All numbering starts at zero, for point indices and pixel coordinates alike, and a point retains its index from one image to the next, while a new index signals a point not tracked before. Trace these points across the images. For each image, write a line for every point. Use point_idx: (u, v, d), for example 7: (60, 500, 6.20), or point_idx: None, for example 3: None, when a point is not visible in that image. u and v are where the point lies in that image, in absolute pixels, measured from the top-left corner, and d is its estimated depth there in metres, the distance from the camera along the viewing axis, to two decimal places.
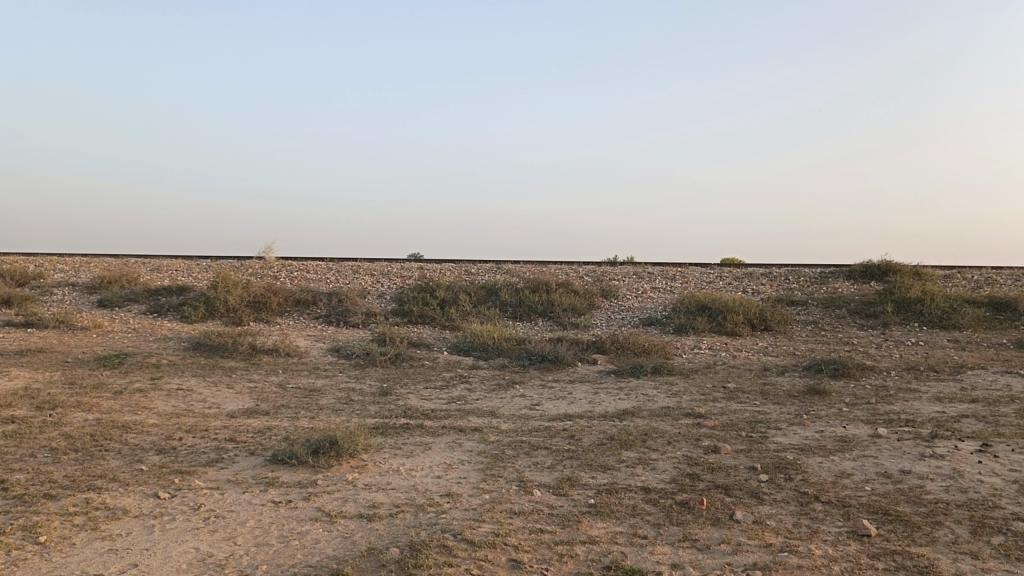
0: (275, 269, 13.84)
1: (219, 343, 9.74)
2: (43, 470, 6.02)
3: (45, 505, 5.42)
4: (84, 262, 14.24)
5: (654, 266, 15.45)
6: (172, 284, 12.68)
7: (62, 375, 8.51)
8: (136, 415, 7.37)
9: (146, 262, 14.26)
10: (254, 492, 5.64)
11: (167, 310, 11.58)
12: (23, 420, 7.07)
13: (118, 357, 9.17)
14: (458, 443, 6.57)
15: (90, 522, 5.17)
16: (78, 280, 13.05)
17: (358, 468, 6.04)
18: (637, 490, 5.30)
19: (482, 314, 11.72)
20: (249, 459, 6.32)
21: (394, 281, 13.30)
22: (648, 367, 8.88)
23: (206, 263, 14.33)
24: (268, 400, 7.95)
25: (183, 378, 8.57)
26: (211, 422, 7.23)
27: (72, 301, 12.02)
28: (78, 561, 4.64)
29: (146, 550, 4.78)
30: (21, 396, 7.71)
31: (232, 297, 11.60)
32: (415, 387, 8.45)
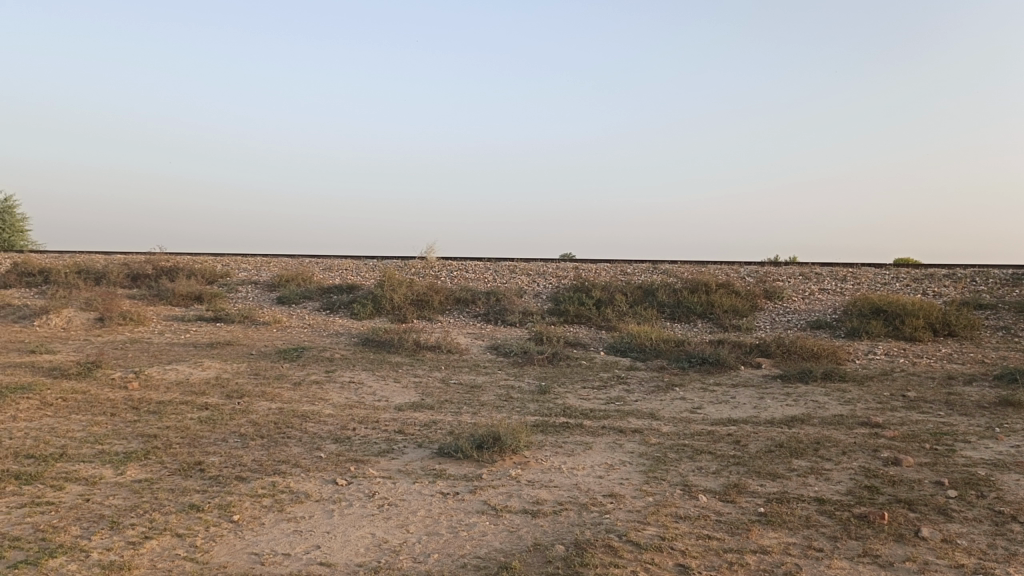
0: (436, 269, 14.32)
1: (386, 340, 10.20)
2: (235, 454, 6.53)
3: (237, 486, 5.89)
4: (264, 262, 15.31)
5: (821, 266, 14.75)
6: (342, 283, 13.41)
7: (248, 366, 9.19)
8: (313, 405, 7.85)
9: (318, 262, 15.16)
10: (423, 483, 5.87)
11: (338, 307, 12.25)
12: (216, 408, 7.70)
13: (296, 351, 9.79)
14: (619, 444, 6.55)
15: (277, 504, 5.55)
16: (259, 278, 14.06)
17: (521, 464, 6.14)
18: (810, 501, 5.09)
19: (640, 315, 11.62)
20: (417, 451, 6.58)
21: (551, 281, 13.44)
22: (817, 372, 8.49)
23: (372, 263, 15.03)
24: (432, 395, 8.24)
25: (354, 371, 9.05)
26: (381, 415, 7.59)
27: (255, 298, 12.96)
28: (267, 540, 5.00)
29: (327, 533, 5.08)
30: (213, 385, 8.41)
31: (397, 295, 12.10)
32: (573, 386, 8.49)
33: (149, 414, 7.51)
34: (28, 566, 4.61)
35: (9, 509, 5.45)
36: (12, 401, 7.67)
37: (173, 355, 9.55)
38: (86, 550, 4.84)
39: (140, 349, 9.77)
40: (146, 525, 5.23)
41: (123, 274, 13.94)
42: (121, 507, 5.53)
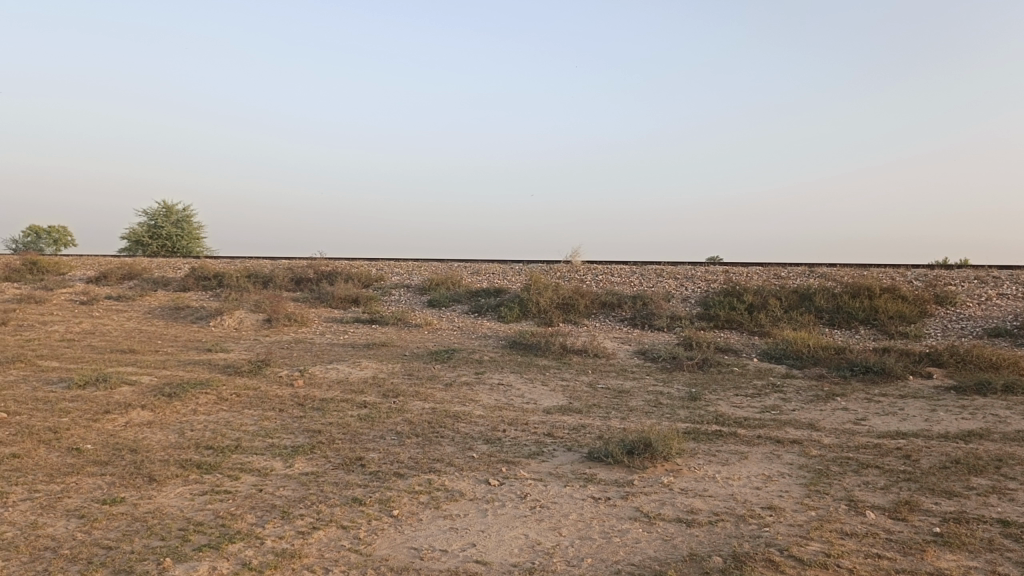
0: (581, 273, 14.34)
1: (533, 343, 10.31)
2: (392, 451, 6.80)
3: (395, 482, 6.12)
4: (416, 266, 15.85)
5: (1000, 270, 13.61)
6: (489, 286, 13.68)
7: (402, 366, 9.54)
8: (464, 406, 8.05)
9: (466, 266, 15.54)
10: (574, 486, 5.89)
11: (485, 310, 12.50)
12: (373, 406, 8.05)
13: (446, 352, 10.07)
14: (776, 455, 6.32)
15: (433, 502, 5.73)
16: (411, 282, 14.57)
17: (673, 471, 6.04)
18: (992, 523, 4.72)
19: (795, 321, 11.16)
20: (567, 455, 6.60)
21: (699, 285, 13.15)
22: (998, 384, 7.84)
23: (519, 267, 15.23)
24: (580, 399, 8.24)
25: (502, 373, 9.21)
26: (530, 417, 7.67)
27: (407, 301, 13.45)
28: (426, 536, 5.17)
29: (482, 532, 5.19)
30: (370, 384, 8.79)
31: (543, 299, 12.20)
32: (725, 393, 8.27)
33: (313, 410, 7.95)
34: (211, 550, 4.99)
35: (193, 495, 5.92)
36: (193, 396, 8.33)
37: (333, 355, 10.07)
38: (261, 537, 5.18)
39: (304, 349, 10.36)
40: (313, 516, 5.53)
41: (287, 278, 14.83)
42: (290, 497, 5.87)
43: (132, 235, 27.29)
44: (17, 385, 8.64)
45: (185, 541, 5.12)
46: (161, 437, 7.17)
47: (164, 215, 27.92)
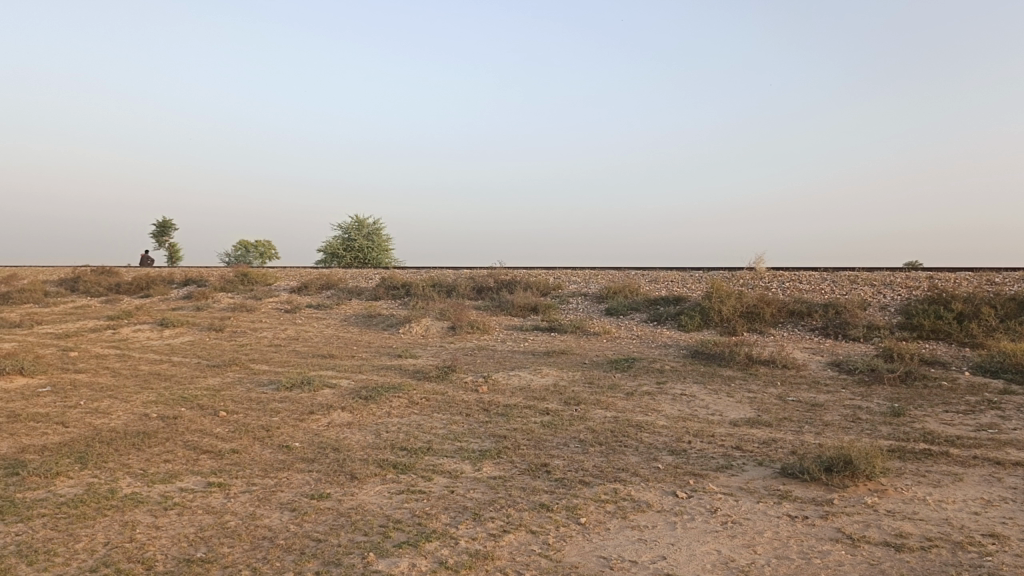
0: (766, 280, 13.81)
1: (717, 353, 10.04)
2: (577, 458, 6.83)
3: (581, 490, 6.14)
4: (593, 274, 15.89)
5: None
6: (669, 294, 13.48)
7: (583, 374, 9.59)
8: (647, 415, 7.96)
9: (644, 274, 15.40)
10: (768, 503, 5.66)
11: (665, 318, 12.33)
12: (556, 413, 8.13)
13: (626, 361, 10.02)
14: (996, 478, 5.77)
15: (620, 511, 5.70)
16: (589, 290, 14.63)
17: (877, 492, 5.67)
18: None
19: (1013, 331, 10.16)
20: (758, 470, 6.36)
21: (898, 292, 12.28)
22: None
23: (699, 275, 14.88)
24: (769, 412, 7.92)
25: (685, 384, 9.02)
26: (717, 429, 7.46)
27: (585, 309, 13.51)
28: (614, 546, 5.15)
29: (672, 545, 5.11)
30: (551, 392, 8.90)
31: (725, 307, 11.86)
32: (933, 409, 7.66)
33: (498, 416, 8.15)
34: (409, 547, 5.23)
35: (390, 494, 6.23)
36: (386, 399, 8.79)
37: (515, 362, 10.29)
38: (455, 538, 5.37)
39: (487, 356, 10.66)
40: (503, 519, 5.66)
41: (469, 287, 15.33)
42: (480, 500, 6.05)
43: (328, 247, 29.31)
44: (233, 386, 9.49)
45: (386, 537, 5.40)
46: (359, 437, 7.62)
47: (356, 228, 29.82)
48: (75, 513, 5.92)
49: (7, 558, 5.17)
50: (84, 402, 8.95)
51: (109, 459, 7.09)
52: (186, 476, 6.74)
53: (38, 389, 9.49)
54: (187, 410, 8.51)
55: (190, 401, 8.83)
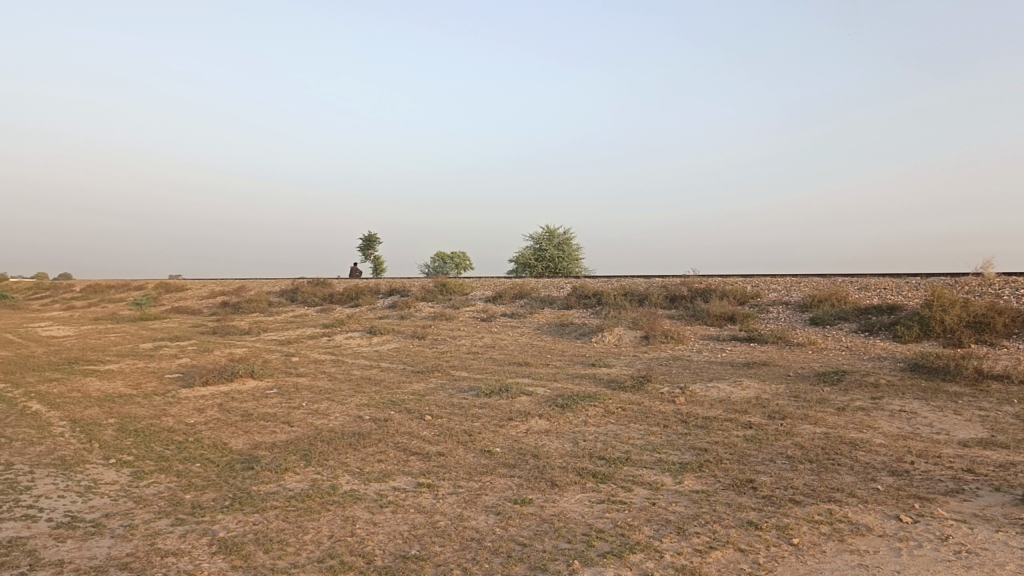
0: (996, 287, 12.54)
1: (940, 366, 9.24)
2: (785, 475, 6.52)
3: (792, 509, 5.85)
4: (795, 282, 15.16)
5: None
6: (881, 303, 12.59)
7: (787, 388, 9.15)
8: (861, 433, 7.46)
9: (852, 281, 14.49)
10: (1009, 533, 5.12)
11: (878, 329, 11.52)
12: (760, 427, 7.81)
13: (835, 374, 9.46)
14: None
15: (836, 533, 5.37)
16: (791, 299, 13.97)
17: None
18: None
19: None
20: (995, 496, 5.77)
21: None
22: None
23: (917, 281, 13.78)
24: (1005, 432, 7.17)
25: (904, 400, 8.37)
26: (943, 450, 6.86)
27: (787, 319, 12.92)
28: (832, 570, 4.85)
29: (897, 573, 4.74)
30: (754, 405, 8.56)
31: (948, 316, 10.90)
32: None
33: (698, 428, 7.95)
34: (614, 557, 5.21)
35: (592, 503, 6.25)
36: (583, 408, 8.85)
37: (713, 373, 10.01)
38: (660, 551, 5.28)
39: (682, 366, 10.44)
40: (709, 536, 5.50)
41: (663, 296, 15.12)
42: (684, 514, 5.92)
43: (521, 256, 30.03)
44: (437, 391, 9.93)
45: (590, 546, 5.42)
46: (558, 445, 7.71)
47: (548, 238, 30.35)
48: (303, 507, 6.43)
49: (247, 545, 5.70)
50: (306, 403, 9.72)
51: (329, 458, 7.64)
52: (398, 476, 7.12)
53: (266, 391, 10.43)
54: (396, 413, 9.01)
55: (398, 405, 9.34)
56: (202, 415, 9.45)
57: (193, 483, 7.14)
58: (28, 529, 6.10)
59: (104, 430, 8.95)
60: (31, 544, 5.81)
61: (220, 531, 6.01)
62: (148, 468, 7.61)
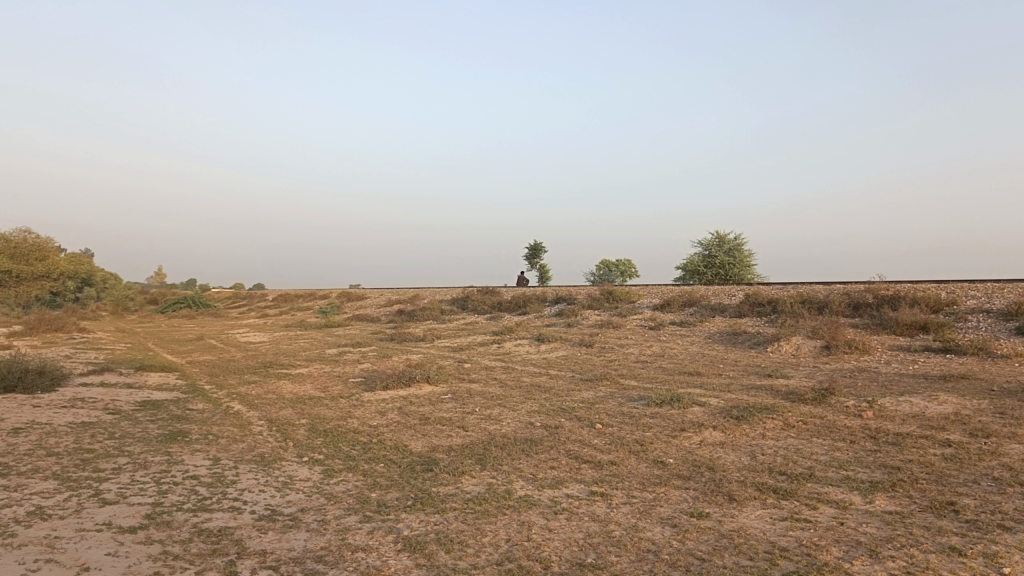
0: None
1: None
2: (991, 499, 5.98)
3: (1001, 536, 5.35)
4: (997, 288, 13.90)
5: None
6: None
7: (991, 403, 8.39)
8: None
9: None
10: None
11: None
12: (960, 445, 7.22)
13: None
14: None
15: None
16: (992, 306, 12.83)
17: None
18: None
19: None
20: None
21: None
22: None
23: None
24: None
25: None
26: None
27: (988, 328, 11.88)
28: None
29: None
30: (953, 421, 7.92)
31: None
32: None
33: (889, 445, 7.46)
34: None
35: (774, 519, 6.01)
36: (760, 420, 8.53)
37: (904, 386, 9.36)
38: (849, 573, 4.99)
39: (869, 378, 9.84)
40: (906, 560, 5.14)
41: (845, 304, 14.33)
42: (876, 536, 5.57)
43: (689, 263, 29.53)
44: (607, 399, 9.91)
45: (773, 564, 5.21)
46: (735, 458, 7.48)
47: (717, 245, 29.63)
48: (480, 510, 6.60)
49: (430, 544, 5.93)
50: (479, 408, 9.99)
51: (504, 463, 7.81)
52: (571, 483, 7.16)
53: (441, 396, 10.82)
54: (567, 421, 9.08)
55: (569, 413, 9.40)
56: (384, 418, 9.94)
57: (378, 483, 7.52)
58: (235, 519, 6.65)
59: (296, 430, 9.61)
60: (238, 533, 6.33)
61: (404, 530, 6.29)
62: (337, 467, 8.09)
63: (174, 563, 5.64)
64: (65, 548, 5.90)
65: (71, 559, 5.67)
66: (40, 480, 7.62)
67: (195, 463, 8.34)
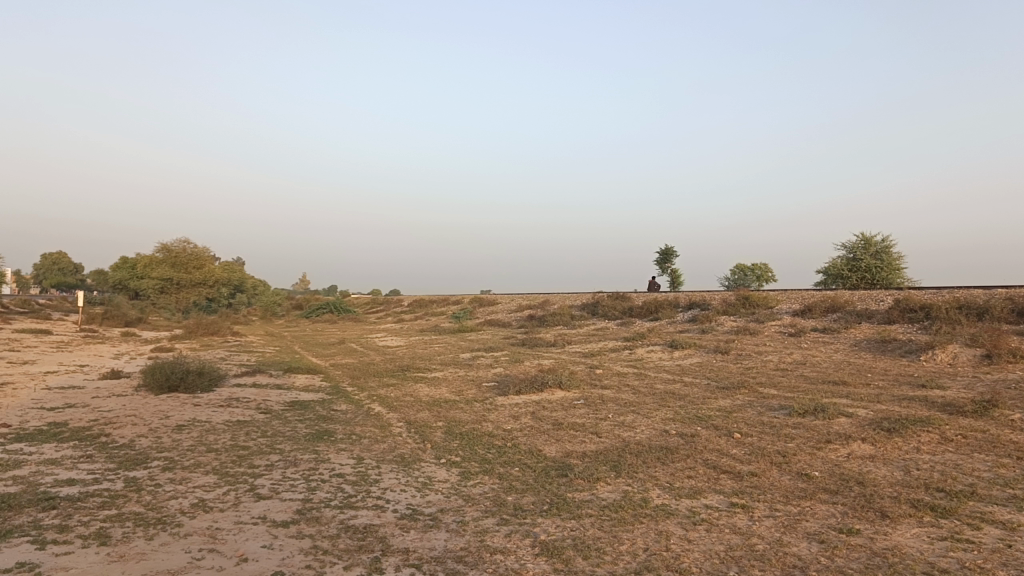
0: None
1: None
2: None
3: None
4: None
5: None
6: None
7: None
8: None
9: None
10: None
11: None
12: None
13: None
14: None
15: None
16: None
17: None
18: None
19: None
20: None
21: None
22: None
23: None
24: None
25: None
26: None
27: None
28: None
29: None
30: None
31: None
32: None
33: None
34: None
35: (931, 539, 5.65)
36: (913, 433, 8.04)
37: None
38: None
39: None
40: None
41: (1008, 310, 13.30)
42: None
43: (832, 267, 28.32)
44: (745, 408, 9.62)
45: None
46: (887, 473, 7.08)
47: (862, 247, 28.25)
48: (617, 517, 6.55)
49: (567, 550, 5.94)
50: (612, 415, 9.93)
51: (639, 470, 7.72)
52: (710, 494, 6.99)
53: (574, 401, 10.83)
54: (703, 429, 8.88)
55: (705, 421, 9.19)
56: (518, 422, 10.05)
57: (513, 486, 7.61)
58: (379, 517, 6.90)
59: (434, 432, 9.88)
60: (382, 531, 6.57)
61: (541, 534, 6.33)
62: (473, 470, 8.25)
63: (324, 558, 5.91)
64: (225, 539, 6.30)
65: (230, 550, 6.05)
66: (202, 474, 8.19)
67: (340, 462, 8.72)
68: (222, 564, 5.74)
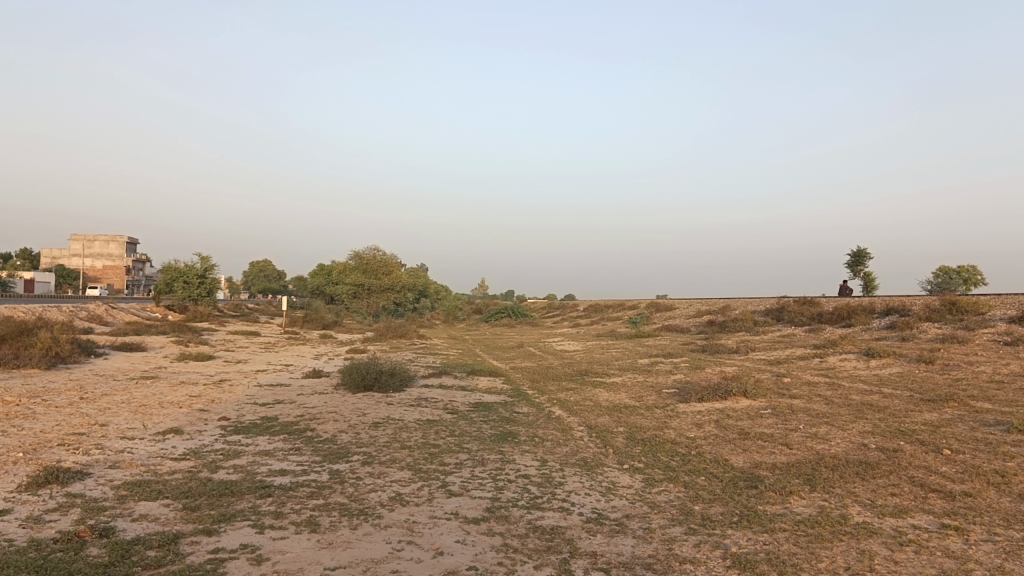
0: None
1: None
2: None
3: None
4: None
5: None
6: None
7: None
8: None
9: None
10: None
11: None
12: None
13: None
14: None
15: None
16: None
17: None
18: None
19: None
20: None
21: None
22: None
23: None
24: None
25: None
26: None
27: None
28: None
29: None
30: None
31: None
32: None
33: None
34: None
35: None
36: None
37: None
38: None
39: None
40: None
41: None
42: None
43: None
44: (956, 423, 8.90)
45: None
46: None
47: None
48: (813, 533, 6.28)
49: (760, 563, 5.76)
50: (804, 426, 9.51)
51: (836, 485, 7.34)
52: (917, 513, 6.53)
53: (760, 411, 10.47)
54: (907, 444, 8.31)
55: (909, 436, 8.59)
56: (702, 430, 9.86)
57: (700, 496, 7.47)
58: (565, 519, 7.01)
59: (616, 437, 9.88)
60: (570, 533, 6.66)
61: (732, 546, 6.18)
62: (657, 477, 8.18)
63: (515, 556, 6.08)
64: (422, 532, 6.64)
65: (427, 543, 6.37)
66: (398, 470, 8.66)
67: (524, 463, 8.92)
68: (420, 556, 6.05)
